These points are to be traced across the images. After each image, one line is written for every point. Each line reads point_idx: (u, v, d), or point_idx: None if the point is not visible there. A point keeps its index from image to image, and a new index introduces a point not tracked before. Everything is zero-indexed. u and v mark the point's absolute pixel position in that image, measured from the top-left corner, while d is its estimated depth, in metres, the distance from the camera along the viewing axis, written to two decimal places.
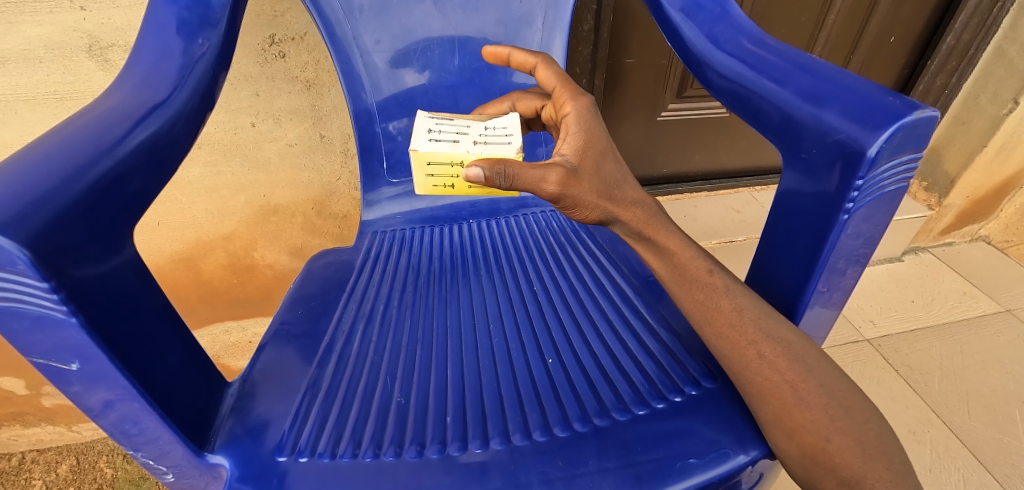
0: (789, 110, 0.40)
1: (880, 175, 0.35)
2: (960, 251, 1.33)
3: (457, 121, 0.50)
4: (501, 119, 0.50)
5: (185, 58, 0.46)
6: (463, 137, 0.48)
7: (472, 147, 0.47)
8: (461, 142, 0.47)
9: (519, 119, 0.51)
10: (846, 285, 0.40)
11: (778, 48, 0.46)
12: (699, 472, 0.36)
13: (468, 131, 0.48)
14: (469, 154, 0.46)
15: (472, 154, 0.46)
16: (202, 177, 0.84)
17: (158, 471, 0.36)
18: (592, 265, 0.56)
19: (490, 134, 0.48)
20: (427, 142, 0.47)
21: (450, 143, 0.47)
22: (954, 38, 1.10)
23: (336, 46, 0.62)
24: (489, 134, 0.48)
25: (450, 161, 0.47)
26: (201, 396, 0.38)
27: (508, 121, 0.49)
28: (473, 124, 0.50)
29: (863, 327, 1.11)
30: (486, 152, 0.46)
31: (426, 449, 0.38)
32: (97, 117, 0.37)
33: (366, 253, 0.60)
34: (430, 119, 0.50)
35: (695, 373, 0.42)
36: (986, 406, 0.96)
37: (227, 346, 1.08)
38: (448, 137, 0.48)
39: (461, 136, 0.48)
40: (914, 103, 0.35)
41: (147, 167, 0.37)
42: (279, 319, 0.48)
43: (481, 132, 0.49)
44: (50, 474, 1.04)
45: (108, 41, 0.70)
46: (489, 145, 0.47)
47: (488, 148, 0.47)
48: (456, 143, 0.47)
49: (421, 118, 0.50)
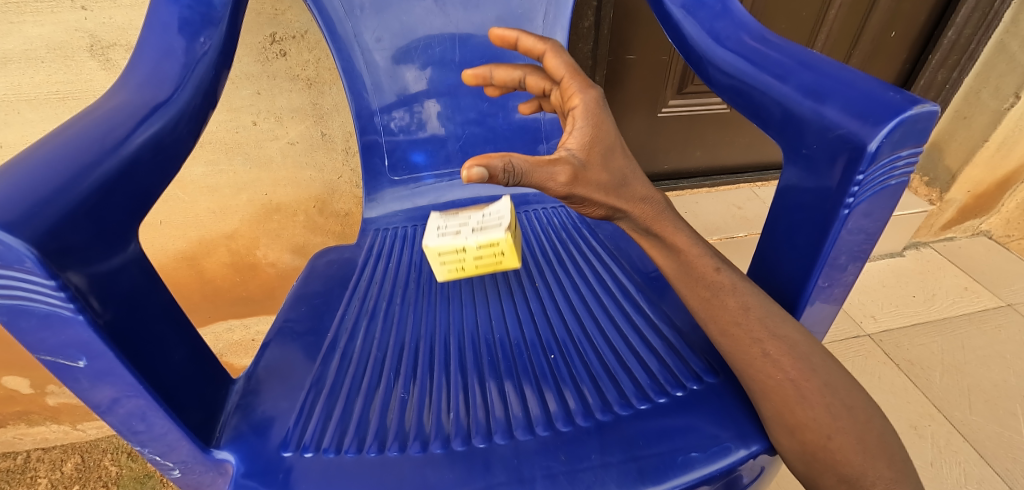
0: (791, 106, 0.40)
1: (881, 169, 0.35)
2: (962, 246, 1.33)
3: (461, 215, 0.53)
4: (498, 203, 0.53)
5: (187, 57, 0.46)
6: (464, 227, 0.51)
7: (472, 235, 0.49)
8: (465, 231, 0.50)
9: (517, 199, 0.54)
10: (846, 281, 0.40)
11: (778, 44, 0.46)
12: (701, 465, 0.36)
13: (469, 220, 0.51)
14: (470, 240, 0.49)
15: (472, 243, 0.49)
16: (204, 176, 0.84)
17: (165, 466, 0.36)
18: (594, 261, 0.56)
19: (488, 219, 0.51)
20: (436, 236, 0.50)
21: (454, 234, 0.50)
22: (956, 32, 1.09)
23: (337, 44, 0.62)
24: (488, 219, 0.51)
25: (456, 247, 0.50)
26: (206, 393, 0.39)
27: (504, 203, 0.52)
28: (475, 213, 0.53)
29: (864, 322, 1.12)
30: (484, 236, 0.49)
31: (431, 445, 0.38)
32: (101, 116, 0.37)
33: (369, 250, 0.60)
34: (438, 218, 0.53)
35: (697, 369, 0.42)
36: (987, 400, 0.96)
37: (230, 344, 1.09)
38: (452, 229, 0.51)
39: (464, 226, 0.51)
40: (915, 98, 0.35)
41: (150, 166, 0.37)
42: (282, 317, 0.48)
43: (482, 218, 0.51)
44: (55, 473, 1.05)
45: (110, 40, 0.70)
46: (488, 229, 0.50)
47: (487, 233, 0.49)
48: (460, 232, 0.50)
49: (430, 219, 0.54)
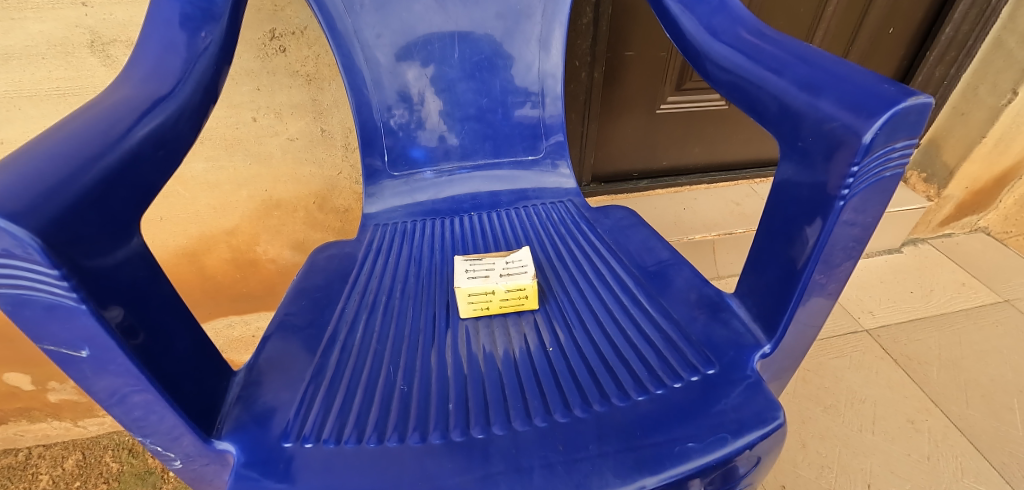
0: (787, 100, 0.40)
1: (875, 162, 0.35)
2: (959, 243, 1.33)
3: (486, 260, 0.54)
4: (518, 254, 0.54)
5: (188, 52, 0.47)
6: (493, 272, 0.51)
7: (501, 279, 0.49)
8: (492, 276, 0.50)
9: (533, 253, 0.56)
10: (841, 275, 0.40)
11: (775, 38, 0.46)
12: (697, 456, 0.36)
13: (494, 266, 0.52)
14: (499, 283, 0.49)
15: (501, 286, 0.48)
16: (204, 172, 0.84)
17: (166, 457, 0.36)
18: (592, 255, 0.57)
19: (511, 267, 0.52)
20: (466, 279, 0.51)
21: (483, 278, 0.50)
22: (954, 28, 1.09)
23: (337, 40, 0.62)
24: (511, 267, 0.52)
25: (487, 290, 0.49)
26: (208, 385, 0.39)
27: (524, 255, 0.54)
28: (497, 260, 0.54)
29: (862, 318, 1.12)
30: (512, 282, 0.49)
31: (430, 436, 0.38)
32: (103, 109, 0.38)
33: (369, 245, 0.60)
34: (463, 261, 0.54)
35: (695, 361, 0.43)
36: (984, 395, 0.96)
37: (231, 341, 1.10)
38: (480, 274, 0.51)
39: (491, 271, 0.51)
40: (909, 90, 0.35)
41: (152, 159, 0.37)
42: (282, 310, 0.49)
43: (505, 266, 0.52)
44: (56, 469, 1.06)
45: (110, 36, 0.70)
46: (514, 276, 0.50)
47: (514, 279, 0.50)
48: (488, 277, 0.50)
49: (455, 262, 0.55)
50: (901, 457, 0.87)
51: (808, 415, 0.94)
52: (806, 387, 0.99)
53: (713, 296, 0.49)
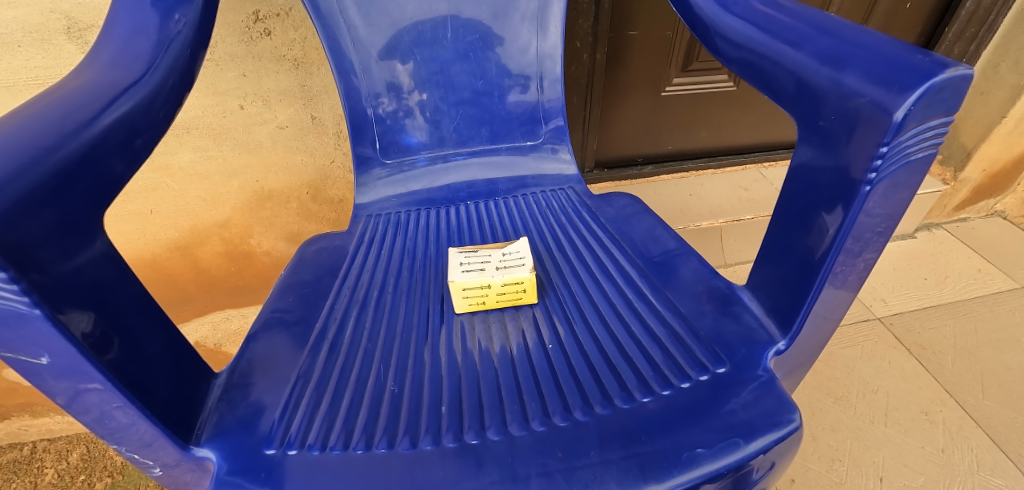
0: (805, 75, 0.37)
1: (906, 141, 0.31)
2: (975, 227, 1.29)
3: (481, 252, 0.52)
4: (515, 245, 0.52)
5: (160, 34, 0.44)
6: (489, 265, 0.49)
7: (497, 272, 0.47)
8: (488, 269, 0.48)
9: (530, 244, 0.53)
10: (865, 265, 0.37)
11: (792, 8, 0.43)
12: (707, 462, 0.34)
13: (490, 259, 0.50)
14: (495, 277, 0.46)
15: (497, 279, 0.46)
16: (193, 163, 0.82)
17: (145, 465, 0.34)
18: (595, 245, 0.54)
19: (507, 260, 0.49)
20: (461, 272, 0.48)
21: (478, 272, 0.48)
22: (974, 3, 1.04)
23: (322, 21, 0.59)
24: (507, 260, 0.50)
25: (482, 284, 0.47)
26: (183, 389, 0.36)
27: (521, 246, 0.51)
28: (493, 252, 0.51)
29: (874, 306, 1.09)
30: (508, 275, 0.47)
31: (420, 441, 0.36)
32: (64, 96, 0.35)
33: (360, 237, 0.58)
34: (457, 253, 0.52)
35: (703, 359, 0.40)
36: (1000, 385, 0.93)
37: (230, 334, 1.07)
38: (475, 267, 0.49)
39: (486, 264, 0.49)
40: (945, 62, 0.31)
41: (119, 148, 0.35)
42: (270, 307, 0.47)
43: (501, 259, 0.50)
44: (61, 462, 1.05)
45: (87, 22, 0.67)
46: (511, 269, 0.48)
47: (510, 272, 0.47)
48: (483, 270, 0.48)
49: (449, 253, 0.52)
50: (915, 450, 0.84)
51: (817, 406, 0.91)
52: (816, 378, 0.96)
53: (723, 288, 0.46)
